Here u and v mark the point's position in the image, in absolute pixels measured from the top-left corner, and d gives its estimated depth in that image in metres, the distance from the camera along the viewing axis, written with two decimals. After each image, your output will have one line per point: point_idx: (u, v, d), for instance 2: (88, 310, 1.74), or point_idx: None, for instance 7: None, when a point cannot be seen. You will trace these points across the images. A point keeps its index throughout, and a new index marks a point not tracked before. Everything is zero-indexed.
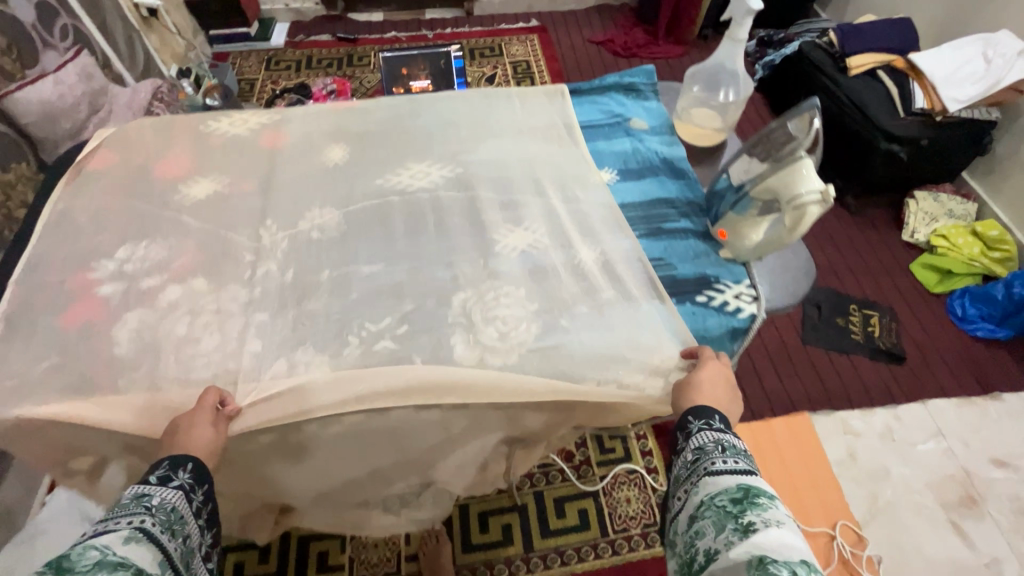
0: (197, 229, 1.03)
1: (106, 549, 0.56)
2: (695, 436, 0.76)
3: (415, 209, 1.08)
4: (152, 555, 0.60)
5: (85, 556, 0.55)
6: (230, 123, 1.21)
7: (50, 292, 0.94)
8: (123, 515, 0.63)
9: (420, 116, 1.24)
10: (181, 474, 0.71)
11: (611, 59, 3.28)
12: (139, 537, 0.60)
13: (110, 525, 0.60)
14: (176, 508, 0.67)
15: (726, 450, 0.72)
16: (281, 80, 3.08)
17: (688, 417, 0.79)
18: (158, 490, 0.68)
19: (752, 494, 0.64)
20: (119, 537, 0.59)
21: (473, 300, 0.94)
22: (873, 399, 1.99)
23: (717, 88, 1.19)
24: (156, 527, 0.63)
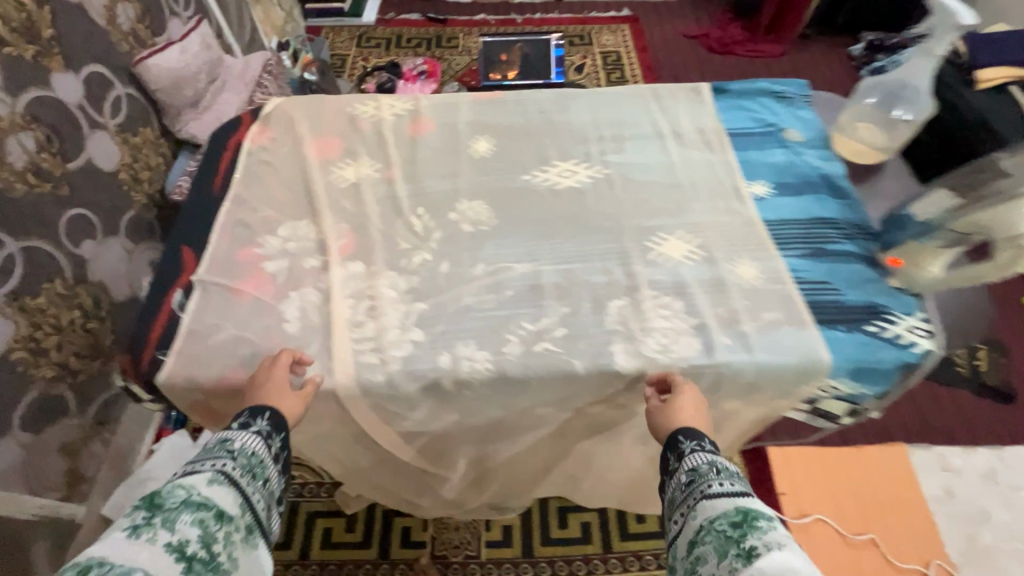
0: (352, 213, 1.05)
1: (192, 490, 0.64)
2: (688, 456, 0.76)
3: (564, 209, 1.06)
4: (233, 495, 0.67)
5: (173, 495, 0.62)
6: (377, 108, 1.22)
7: (221, 264, 0.97)
8: (209, 458, 0.70)
9: (563, 113, 1.21)
10: (259, 421, 0.77)
11: (705, 55, 3.16)
12: (221, 480, 0.67)
13: (197, 467, 0.68)
14: (255, 452, 0.74)
15: (720, 471, 0.72)
16: (371, 58, 3.10)
17: (680, 437, 0.79)
18: (241, 433, 0.75)
19: (750, 517, 0.63)
20: (205, 478, 0.66)
21: (630, 310, 0.92)
22: (976, 438, 1.85)
23: (895, 102, 1.15)
24: (238, 470, 0.70)
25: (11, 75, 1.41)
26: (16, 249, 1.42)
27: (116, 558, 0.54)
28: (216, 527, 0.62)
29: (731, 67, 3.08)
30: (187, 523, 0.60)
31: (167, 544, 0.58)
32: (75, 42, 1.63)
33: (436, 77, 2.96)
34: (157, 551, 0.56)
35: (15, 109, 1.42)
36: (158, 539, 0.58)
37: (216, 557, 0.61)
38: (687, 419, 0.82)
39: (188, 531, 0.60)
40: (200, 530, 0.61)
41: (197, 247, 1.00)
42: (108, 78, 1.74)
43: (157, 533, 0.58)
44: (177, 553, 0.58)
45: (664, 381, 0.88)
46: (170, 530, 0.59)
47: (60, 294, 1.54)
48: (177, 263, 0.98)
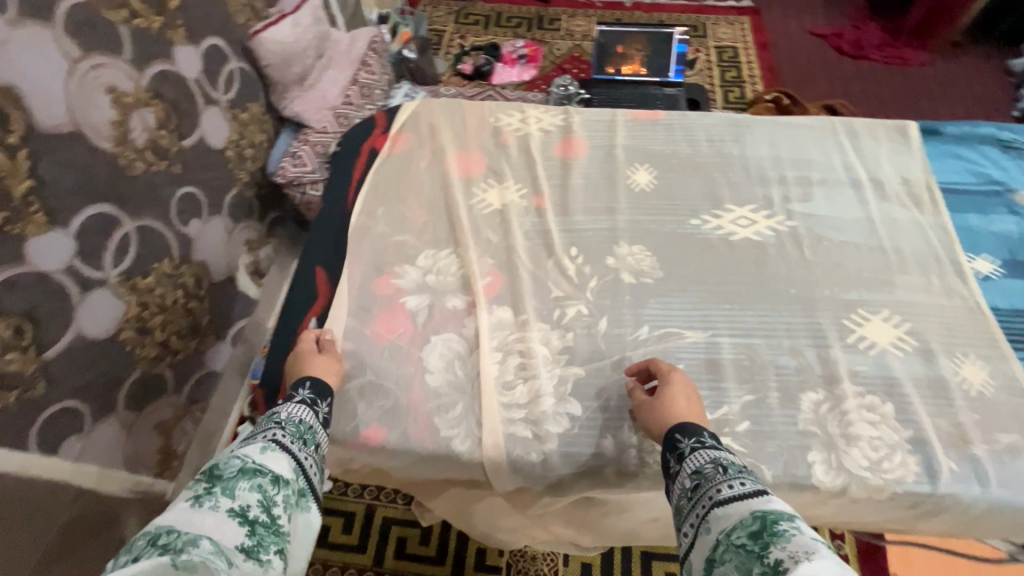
0: (498, 247, 0.94)
1: (248, 458, 0.58)
2: (688, 458, 0.63)
3: (742, 267, 0.91)
4: (288, 461, 0.61)
5: (230, 465, 0.57)
6: (523, 120, 1.09)
7: (358, 295, 0.88)
8: (258, 430, 0.64)
9: (738, 144, 1.04)
10: (303, 390, 0.72)
11: (834, 58, 2.80)
12: (274, 447, 0.62)
13: (248, 439, 0.63)
14: (304, 421, 0.68)
15: (728, 469, 0.59)
16: (468, 36, 2.94)
17: (676, 435, 0.65)
18: (287, 403, 0.70)
19: (770, 524, 0.50)
20: (256, 448, 0.60)
21: (828, 409, 0.78)
22: None
23: None
24: (289, 436, 0.64)
25: (139, 46, 1.32)
26: (131, 229, 1.31)
27: (181, 527, 0.48)
28: (274, 491, 0.57)
29: (865, 73, 2.73)
30: (246, 489, 0.54)
31: (229, 509, 0.52)
32: (198, 11, 1.54)
33: (536, 62, 2.78)
34: (220, 517, 0.51)
35: (140, 83, 1.33)
36: (221, 505, 0.52)
37: (277, 523, 0.54)
38: (676, 404, 0.70)
39: (248, 496, 0.54)
40: (259, 495, 0.55)
41: (332, 270, 0.92)
42: (225, 51, 1.66)
43: (219, 500, 0.52)
44: (240, 518, 0.52)
45: (867, 504, 0.74)
46: (231, 496, 0.53)
47: (167, 274, 1.43)
48: (310, 286, 0.90)
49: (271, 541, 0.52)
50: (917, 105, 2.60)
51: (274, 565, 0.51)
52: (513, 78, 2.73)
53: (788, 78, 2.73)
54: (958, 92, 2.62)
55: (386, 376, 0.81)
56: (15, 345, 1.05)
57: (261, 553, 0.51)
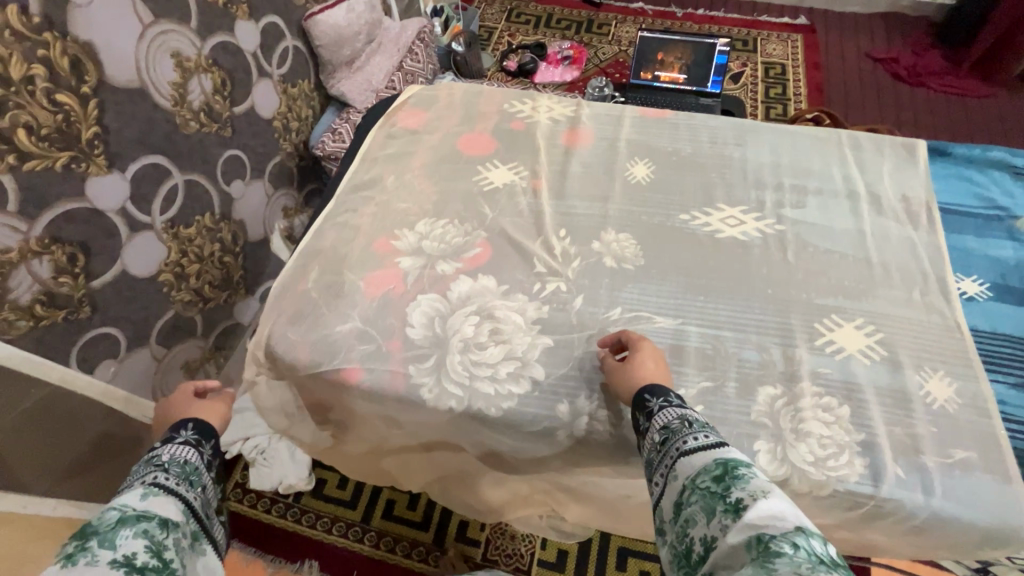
0: (493, 222, 1.00)
1: (130, 507, 0.58)
2: (657, 415, 0.69)
3: (723, 263, 0.94)
4: (174, 504, 0.62)
5: (106, 517, 0.56)
6: (534, 108, 1.15)
7: (358, 251, 0.97)
8: (136, 478, 0.64)
9: (740, 148, 1.07)
10: (184, 432, 0.73)
11: (888, 82, 2.72)
12: (159, 491, 0.62)
13: (128, 488, 0.62)
14: (189, 462, 0.69)
15: (693, 423, 0.65)
16: (518, 34, 3.02)
17: (646, 395, 0.72)
18: (168, 447, 0.70)
19: (731, 468, 0.57)
20: (138, 496, 0.60)
21: (783, 404, 0.80)
22: None
23: None
24: (173, 480, 0.65)
25: (205, 18, 1.45)
26: (179, 181, 1.43)
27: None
28: (162, 536, 0.57)
29: (919, 101, 2.63)
30: (129, 537, 0.54)
31: (113, 558, 0.52)
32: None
33: (580, 63, 2.83)
34: (104, 567, 0.51)
35: (202, 52, 1.46)
36: (101, 559, 0.51)
37: (169, 564, 0.55)
38: (645, 368, 0.77)
39: (134, 544, 0.54)
40: (146, 540, 0.55)
41: (338, 228, 1.00)
42: (282, 29, 1.80)
43: (98, 554, 0.52)
44: (127, 566, 0.52)
45: (808, 500, 0.76)
46: (113, 545, 0.53)
47: (208, 228, 1.56)
48: (318, 240, 0.99)
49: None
50: (971, 137, 2.50)
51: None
52: (555, 78, 2.79)
53: (835, 99, 2.67)
54: (1018, 127, 2.50)
55: (371, 324, 0.89)
56: (67, 270, 1.15)
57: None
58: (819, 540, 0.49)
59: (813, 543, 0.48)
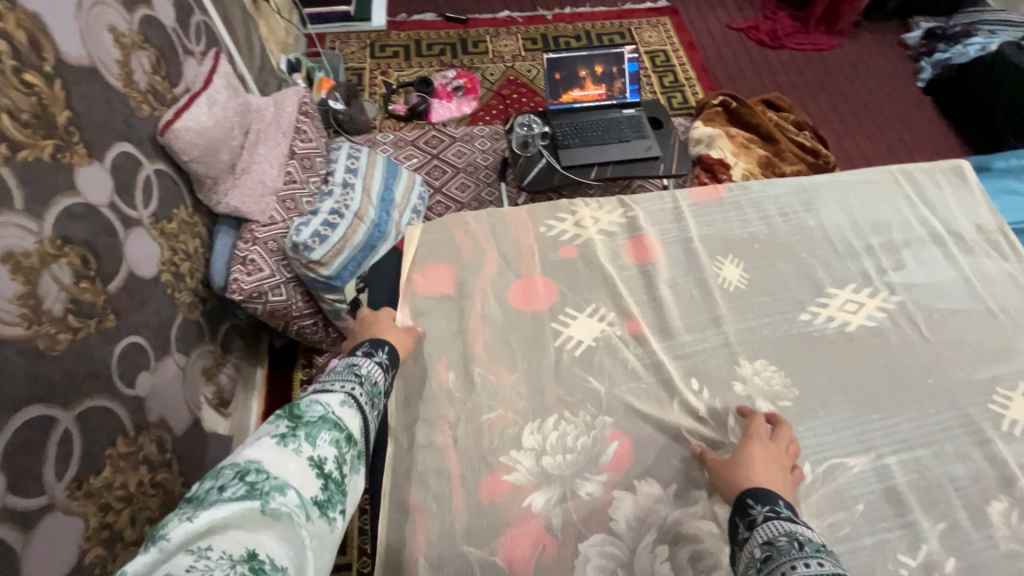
0: (611, 397, 0.78)
1: (328, 408, 0.61)
2: (760, 526, 0.59)
3: (872, 361, 0.83)
4: (361, 420, 0.64)
5: (311, 410, 0.60)
6: (578, 222, 0.94)
7: (468, 507, 0.70)
8: (338, 380, 0.67)
9: (811, 214, 0.96)
10: (380, 352, 0.74)
11: (756, 49, 2.89)
12: (350, 403, 0.64)
13: (329, 386, 0.65)
14: (378, 381, 0.70)
15: (804, 546, 0.54)
16: (391, 70, 2.68)
17: (749, 500, 0.62)
18: (366, 360, 0.71)
19: None
20: (335, 399, 0.63)
21: (1019, 517, 0.72)
22: None
23: None
24: (363, 391, 0.67)
25: (31, 187, 0.86)
26: (73, 423, 0.87)
27: (268, 468, 0.53)
28: (347, 450, 0.60)
29: (787, 62, 2.84)
30: (325, 443, 0.58)
31: (309, 459, 0.55)
32: (120, 108, 1.09)
33: (473, 92, 2.59)
34: (301, 465, 0.55)
35: (44, 234, 0.87)
36: (301, 453, 0.56)
37: (345, 481, 0.58)
38: (757, 470, 0.67)
39: (325, 450, 0.58)
40: (336, 451, 0.58)
41: (423, 480, 0.72)
42: (137, 156, 1.14)
43: (301, 446, 0.56)
44: (317, 470, 0.56)
45: None
46: (312, 446, 0.56)
47: (128, 458, 0.98)
48: (403, 509, 0.71)
49: (339, 499, 0.56)
50: (840, 88, 2.75)
51: (338, 524, 0.55)
52: (453, 113, 2.53)
53: (721, 76, 2.77)
54: (870, 70, 2.81)
55: None
56: None
57: (329, 510, 0.55)
58: None
59: None
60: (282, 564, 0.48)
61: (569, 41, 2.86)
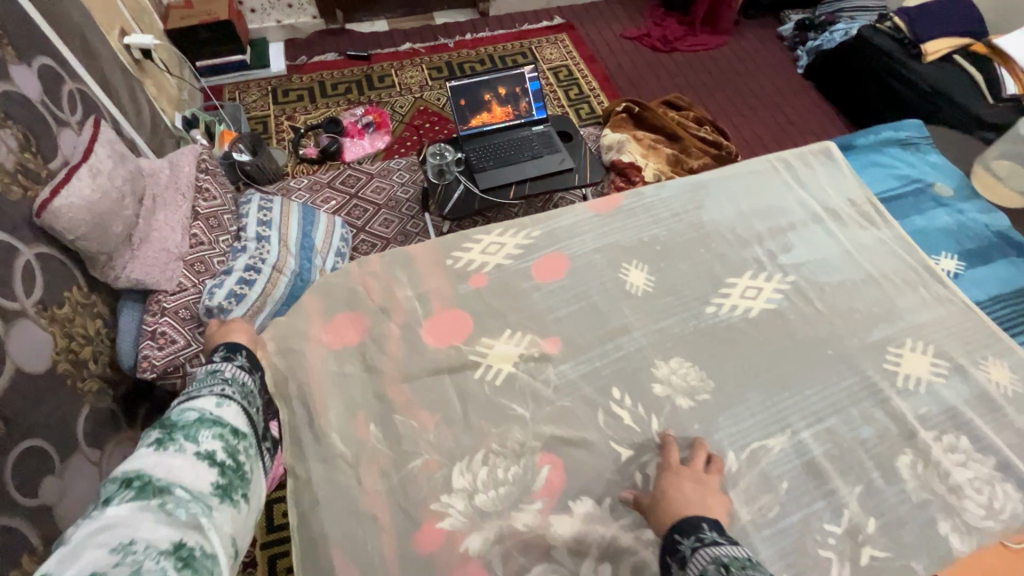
0: (536, 421, 0.78)
1: (201, 412, 0.63)
2: (690, 560, 0.59)
3: (777, 341, 0.87)
4: (239, 414, 0.66)
5: (180, 417, 0.61)
6: (484, 250, 0.94)
7: (401, 565, 0.67)
8: (205, 385, 0.68)
9: (703, 211, 1.01)
10: (239, 356, 0.75)
11: (651, 55, 3.05)
12: (226, 400, 0.66)
13: (197, 394, 0.66)
14: (246, 383, 0.71)
15: (730, 567, 0.54)
16: (298, 114, 2.63)
17: (676, 536, 0.62)
18: (227, 366, 0.72)
19: None
20: (207, 401, 0.65)
21: (924, 466, 0.77)
22: None
23: None
24: (236, 388, 0.69)
25: None
26: None
27: (154, 470, 0.54)
28: (235, 441, 0.62)
29: (680, 64, 3.01)
30: (208, 438, 0.60)
31: (196, 453, 0.57)
32: None
33: (385, 126, 2.57)
34: (190, 461, 0.57)
35: None
36: (186, 450, 0.57)
37: (241, 467, 0.61)
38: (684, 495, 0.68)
39: (210, 445, 0.60)
40: (222, 443, 0.61)
41: (355, 543, 0.68)
42: (8, 241, 1.03)
43: (184, 446, 0.58)
44: (209, 462, 0.58)
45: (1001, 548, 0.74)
46: (195, 442, 0.58)
47: None
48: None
49: (239, 484, 0.59)
50: (731, 82, 2.94)
51: (243, 505, 0.58)
52: (367, 150, 2.50)
53: (623, 83, 2.90)
54: (754, 63, 3.04)
55: None
56: None
57: (231, 494, 0.58)
58: None
59: None
60: (203, 548, 0.51)
61: (473, 65, 2.91)
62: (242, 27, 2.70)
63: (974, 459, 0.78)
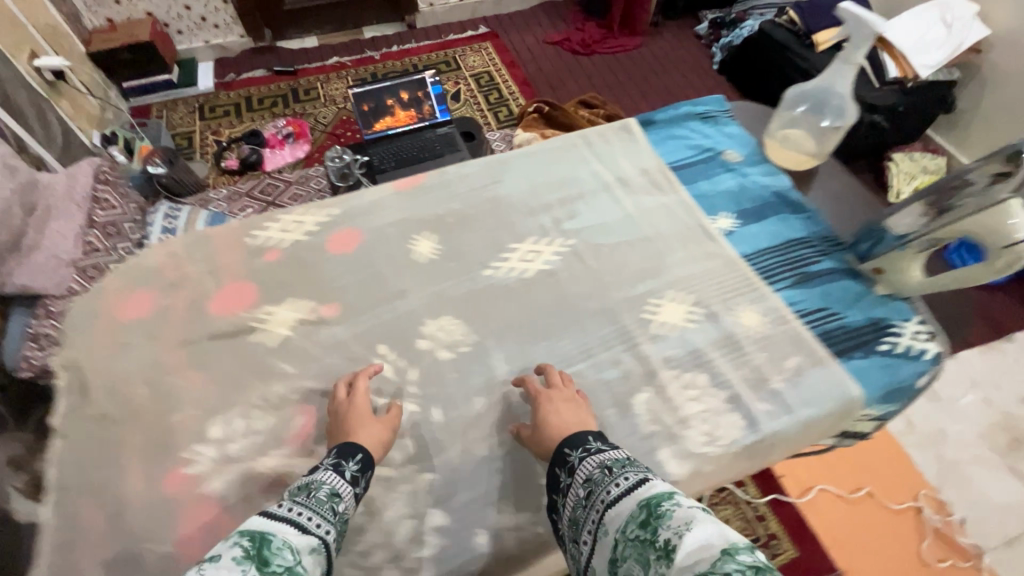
0: (300, 377, 0.84)
1: (297, 558, 0.52)
2: (578, 468, 0.66)
3: (544, 297, 0.94)
4: (318, 567, 0.54)
5: (278, 556, 0.50)
6: (282, 228, 1.00)
7: (145, 506, 0.73)
8: (310, 509, 0.59)
9: (500, 185, 1.09)
10: (350, 462, 0.68)
11: (572, 59, 3.15)
12: (318, 560, 0.55)
13: (300, 523, 0.56)
14: (344, 516, 0.63)
15: (612, 469, 0.62)
16: (223, 129, 2.72)
17: (565, 449, 0.68)
18: (339, 479, 0.65)
19: (654, 507, 0.54)
20: (307, 542, 0.55)
21: (659, 402, 0.83)
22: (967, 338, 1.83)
23: (822, 113, 1.10)
24: (334, 540, 0.59)
25: None
26: None
27: None
28: None
29: (600, 66, 3.11)
30: None
31: None
32: None
33: (305, 135, 2.66)
34: None
35: None
36: None
37: None
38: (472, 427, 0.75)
39: None
40: None
41: (105, 492, 0.74)
42: None
43: None
44: None
45: (721, 472, 0.80)
46: None
47: None
48: (78, 529, 0.72)
49: None
50: (646, 80, 3.05)
51: None
52: (288, 159, 2.58)
53: (541, 85, 3.00)
54: (670, 61, 3.15)
55: None
56: None
57: None
58: (748, 551, 0.46)
59: (745, 558, 0.45)
60: None
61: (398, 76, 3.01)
62: (167, 48, 2.79)
63: (706, 393, 0.84)
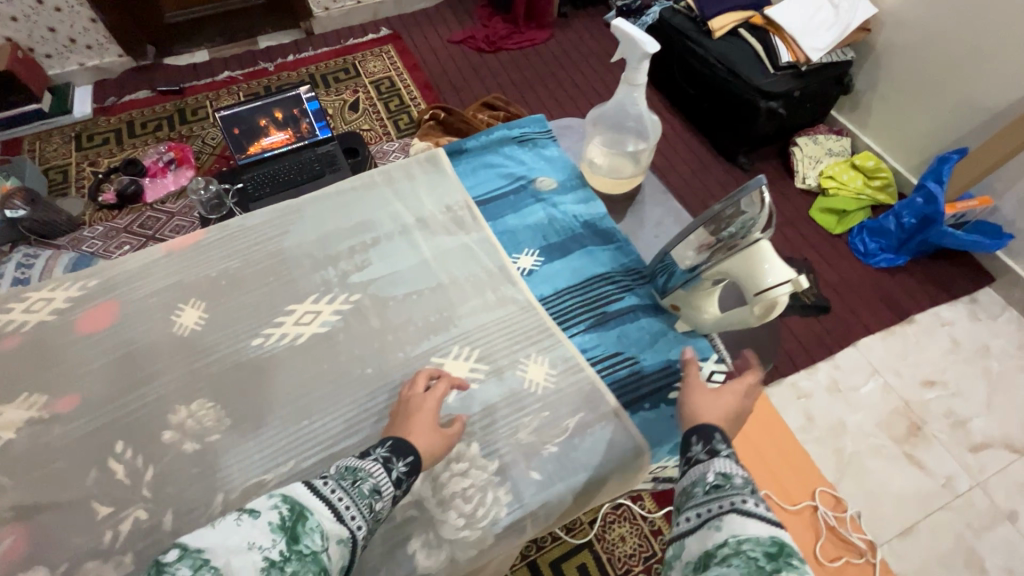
0: (15, 491, 0.75)
1: (324, 545, 0.53)
2: (716, 457, 0.61)
3: (313, 366, 0.86)
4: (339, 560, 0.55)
5: (308, 537, 0.53)
6: (27, 308, 0.90)
7: None
8: (356, 499, 0.59)
9: (287, 237, 0.99)
10: (399, 464, 0.65)
11: (477, 58, 2.95)
12: (344, 551, 0.56)
13: (336, 508, 0.57)
14: (378, 516, 0.61)
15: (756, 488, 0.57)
16: (102, 159, 2.23)
17: (713, 432, 0.65)
18: (384, 475, 0.63)
19: (787, 549, 0.48)
20: (338, 531, 0.56)
21: (421, 482, 0.75)
22: (867, 325, 1.74)
23: (624, 136, 1.09)
24: (364, 537, 0.58)
25: None
26: None
27: None
28: None
29: (508, 64, 2.94)
30: None
31: None
32: None
33: (189, 161, 2.20)
34: None
35: None
36: None
37: None
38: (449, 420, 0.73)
39: None
40: None
41: None
42: None
43: None
44: None
45: (483, 551, 0.74)
46: None
47: None
48: None
49: None
50: (554, 75, 2.92)
51: None
52: (170, 187, 2.11)
53: (444, 88, 2.78)
54: (581, 54, 3.03)
55: None
56: None
57: None
58: None
59: None
60: None
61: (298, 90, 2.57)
62: (33, 74, 2.29)
63: (473, 468, 0.77)
